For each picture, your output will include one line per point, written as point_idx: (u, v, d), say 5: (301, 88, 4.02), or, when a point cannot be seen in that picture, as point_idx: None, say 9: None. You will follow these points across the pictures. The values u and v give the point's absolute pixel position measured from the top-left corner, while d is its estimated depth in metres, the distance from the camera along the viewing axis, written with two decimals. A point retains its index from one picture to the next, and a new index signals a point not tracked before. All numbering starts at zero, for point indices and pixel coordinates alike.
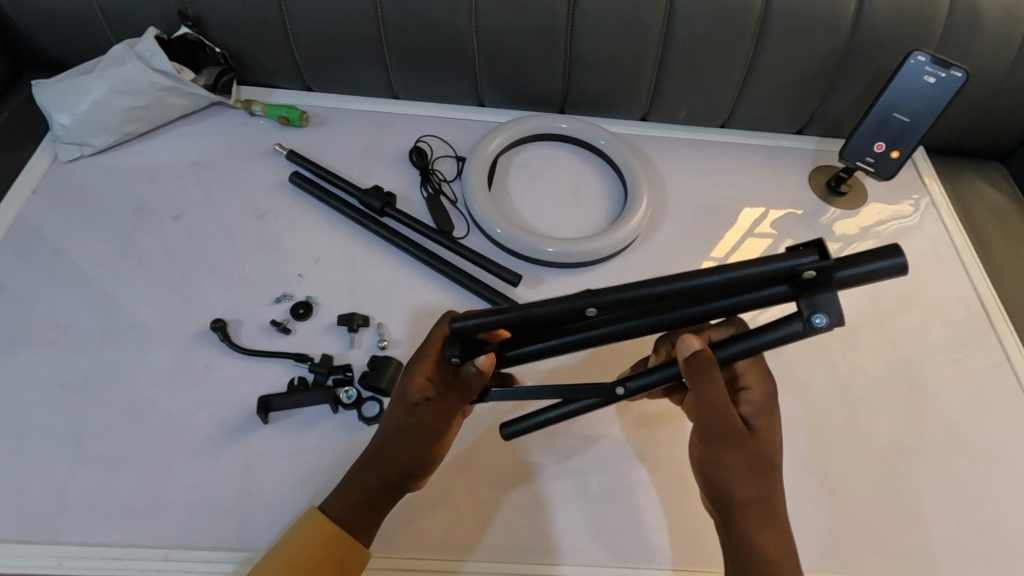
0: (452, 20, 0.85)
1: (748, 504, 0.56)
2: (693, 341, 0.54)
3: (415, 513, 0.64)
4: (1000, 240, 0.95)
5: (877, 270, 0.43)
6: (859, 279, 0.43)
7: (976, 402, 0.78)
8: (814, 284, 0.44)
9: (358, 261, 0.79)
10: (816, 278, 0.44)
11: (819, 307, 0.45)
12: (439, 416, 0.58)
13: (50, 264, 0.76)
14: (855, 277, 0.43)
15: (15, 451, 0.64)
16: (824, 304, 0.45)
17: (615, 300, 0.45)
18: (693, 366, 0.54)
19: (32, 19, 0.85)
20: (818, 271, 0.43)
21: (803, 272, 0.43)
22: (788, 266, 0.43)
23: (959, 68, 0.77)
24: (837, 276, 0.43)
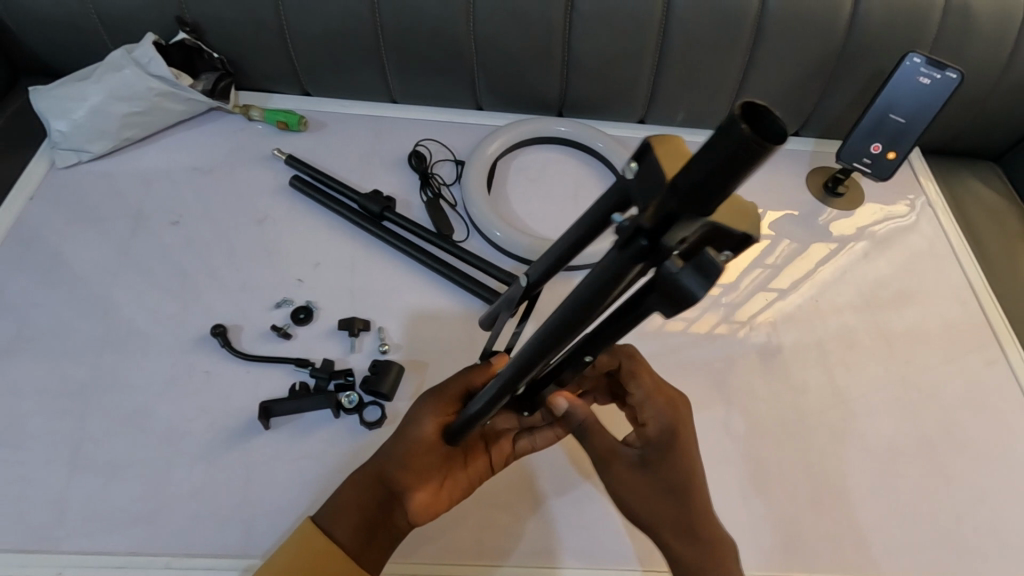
0: (449, 23, 0.85)
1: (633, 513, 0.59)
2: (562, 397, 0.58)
3: (437, 526, 0.63)
4: (995, 239, 0.95)
5: (707, 152, 0.26)
6: (686, 172, 0.28)
7: (974, 401, 0.79)
8: (643, 189, 0.31)
9: (357, 266, 0.79)
10: (638, 176, 0.32)
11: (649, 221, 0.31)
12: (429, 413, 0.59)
13: (48, 270, 0.75)
14: (683, 164, 0.28)
15: (13, 460, 0.63)
16: (652, 214, 0.30)
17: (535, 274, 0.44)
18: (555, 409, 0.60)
19: (28, 26, 0.85)
20: (641, 166, 0.32)
21: (630, 175, 0.33)
22: (622, 176, 0.34)
23: (954, 69, 0.78)
24: (662, 164, 0.30)
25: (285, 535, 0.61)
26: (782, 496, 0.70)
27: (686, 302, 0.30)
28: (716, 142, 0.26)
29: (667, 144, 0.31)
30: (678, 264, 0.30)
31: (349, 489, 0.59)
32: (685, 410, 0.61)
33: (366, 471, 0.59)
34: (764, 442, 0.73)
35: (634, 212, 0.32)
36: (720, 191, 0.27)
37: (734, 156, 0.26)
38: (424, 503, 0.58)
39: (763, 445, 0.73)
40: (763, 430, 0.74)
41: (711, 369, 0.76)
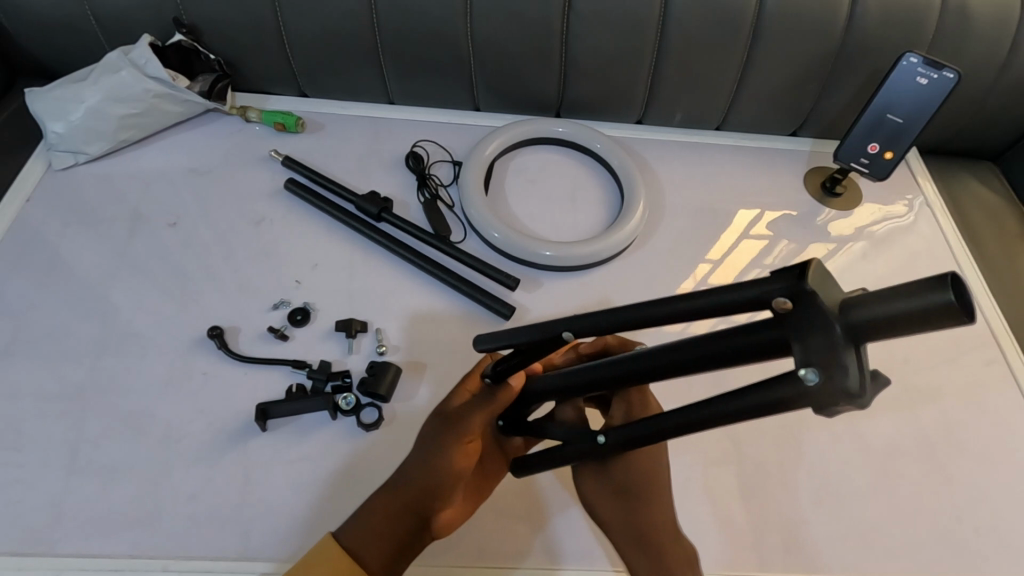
0: (447, 25, 0.85)
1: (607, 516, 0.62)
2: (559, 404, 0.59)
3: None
4: (994, 239, 0.95)
5: (908, 309, 0.32)
6: (877, 323, 0.33)
7: (972, 400, 0.79)
8: (809, 330, 0.36)
9: (354, 267, 0.79)
10: (797, 312, 0.36)
11: (809, 355, 0.35)
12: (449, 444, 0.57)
13: (44, 273, 0.75)
14: (875, 312, 0.33)
15: (9, 463, 0.63)
16: (819, 353, 0.35)
17: (585, 325, 0.46)
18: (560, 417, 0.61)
19: (25, 27, 0.85)
20: (795, 300, 0.36)
21: (778, 302, 0.37)
22: (754, 292, 0.38)
23: (951, 69, 0.78)
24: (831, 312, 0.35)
25: (283, 537, 0.61)
26: (780, 498, 0.70)
27: (846, 417, 0.35)
28: (922, 304, 0.32)
29: (816, 276, 0.36)
30: (827, 389, 0.34)
31: (382, 521, 0.55)
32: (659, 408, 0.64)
33: (397, 504, 0.55)
34: (763, 443, 0.73)
35: (797, 347, 0.36)
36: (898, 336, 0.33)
37: (940, 317, 0.31)
38: (450, 522, 0.57)
39: (762, 446, 0.72)
40: (762, 431, 0.73)
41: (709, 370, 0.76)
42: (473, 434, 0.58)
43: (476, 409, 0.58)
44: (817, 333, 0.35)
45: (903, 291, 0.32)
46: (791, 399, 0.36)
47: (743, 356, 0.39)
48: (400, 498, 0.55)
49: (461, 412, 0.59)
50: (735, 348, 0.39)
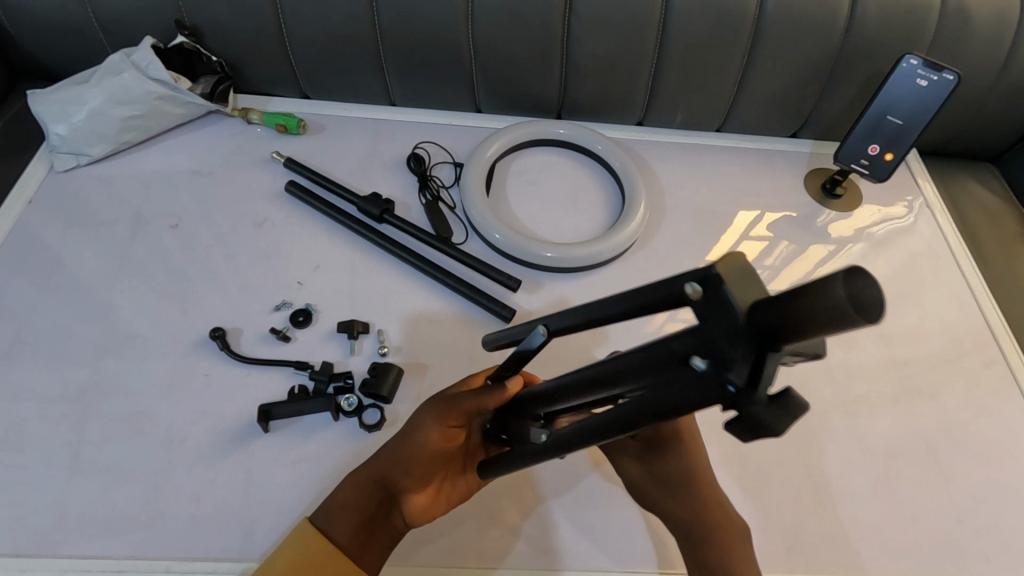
0: (448, 27, 0.85)
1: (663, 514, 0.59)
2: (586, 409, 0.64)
3: (438, 528, 0.63)
4: (994, 240, 0.96)
5: (796, 299, 0.30)
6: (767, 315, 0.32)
7: (971, 400, 0.79)
8: (713, 325, 0.34)
9: (356, 268, 0.79)
10: (707, 302, 0.35)
11: (712, 347, 0.34)
12: (426, 433, 0.56)
13: (46, 274, 0.75)
14: (770, 306, 0.31)
15: (12, 465, 0.63)
16: (720, 345, 0.34)
17: (562, 319, 0.44)
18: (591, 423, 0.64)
19: (27, 30, 0.85)
20: (705, 290, 0.35)
21: (691, 293, 0.35)
22: (675, 285, 0.37)
23: (950, 70, 0.79)
24: (732, 306, 0.33)
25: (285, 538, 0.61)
26: (782, 498, 0.70)
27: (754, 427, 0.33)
28: (808, 304, 0.29)
29: (730, 268, 0.35)
30: (714, 378, 0.34)
31: (354, 494, 0.57)
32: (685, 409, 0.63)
33: (370, 478, 0.58)
34: (764, 444, 0.73)
35: (702, 338, 0.35)
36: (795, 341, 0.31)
37: (823, 320, 0.29)
38: (422, 506, 0.58)
39: (762, 447, 0.73)
40: (762, 432, 0.74)
41: None
42: (455, 420, 0.56)
43: (467, 400, 0.54)
44: (720, 327, 0.34)
45: (795, 288, 0.30)
46: (693, 395, 0.34)
47: (670, 362, 0.37)
48: (373, 473, 0.58)
49: (456, 399, 0.55)
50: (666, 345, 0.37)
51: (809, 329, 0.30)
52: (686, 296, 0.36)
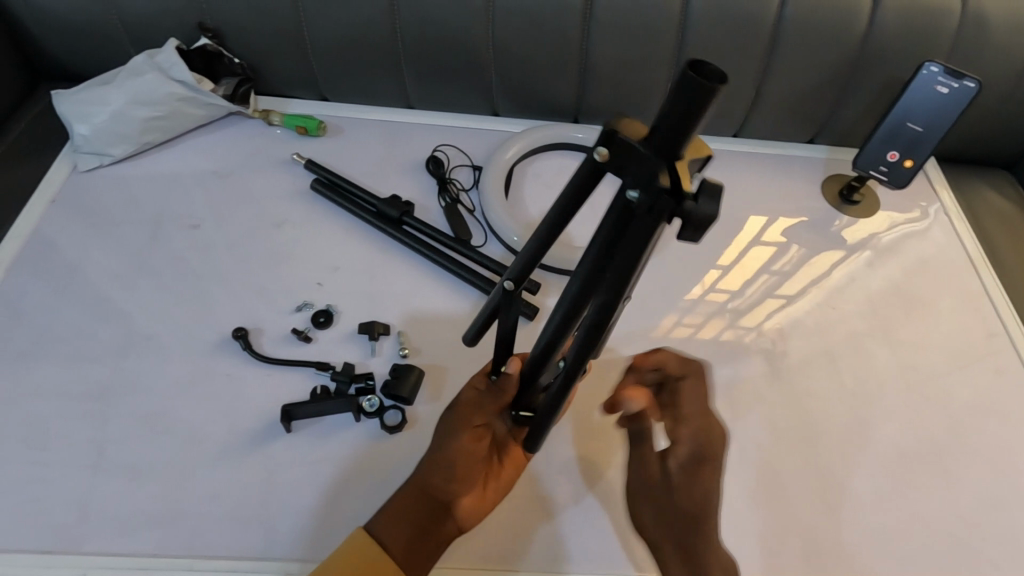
0: (467, 31, 0.86)
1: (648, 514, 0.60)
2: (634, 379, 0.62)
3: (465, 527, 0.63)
4: (1008, 247, 0.96)
5: (674, 108, 0.34)
6: (662, 128, 0.35)
7: (989, 408, 0.79)
8: (628, 167, 0.37)
9: (375, 269, 0.79)
10: (612, 158, 0.38)
11: (637, 182, 0.37)
12: (460, 436, 0.59)
13: (68, 273, 0.76)
14: (661, 120, 0.35)
15: (35, 462, 0.64)
16: (643, 175, 0.37)
17: (517, 270, 0.47)
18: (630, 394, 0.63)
19: (52, 32, 0.86)
20: (609, 149, 0.38)
21: (600, 158, 0.38)
22: (584, 164, 0.40)
23: (972, 78, 0.78)
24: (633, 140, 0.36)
25: (309, 537, 0.62)
26: (799, 501, 0.70)
27: (699, 219, 0.37)
28: (676, 95, 0.33)
29: (618, 123, 0.38)
30: (654, 197, 0.37)
31: (402, 506, 0.59)
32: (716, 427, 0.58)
33: (421, 491, 0.60)
34: (779, 448, 0.73)
35: (625, 182, 0.38)
36: (690, 136, 0.35)
37: (696, 99, 0.33)
38: (472, 506, 0.60)
39: (779, 451, 0.73)
40: (779, 436, 0.74)
41: (727, 375, 0.77)
42: (480, 419, 0.60)
43: (485, 399, 0.59)
44: (635, 165, 0.37)
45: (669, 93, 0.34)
46: (648, 220, 0.38)
47: (614, 222, 0.40)
48: (422, 484, 0.60)
49: (472, 402, 0.60)
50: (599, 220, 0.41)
51: (691, 107, 0.33)
52: (596, 164, 0.39)
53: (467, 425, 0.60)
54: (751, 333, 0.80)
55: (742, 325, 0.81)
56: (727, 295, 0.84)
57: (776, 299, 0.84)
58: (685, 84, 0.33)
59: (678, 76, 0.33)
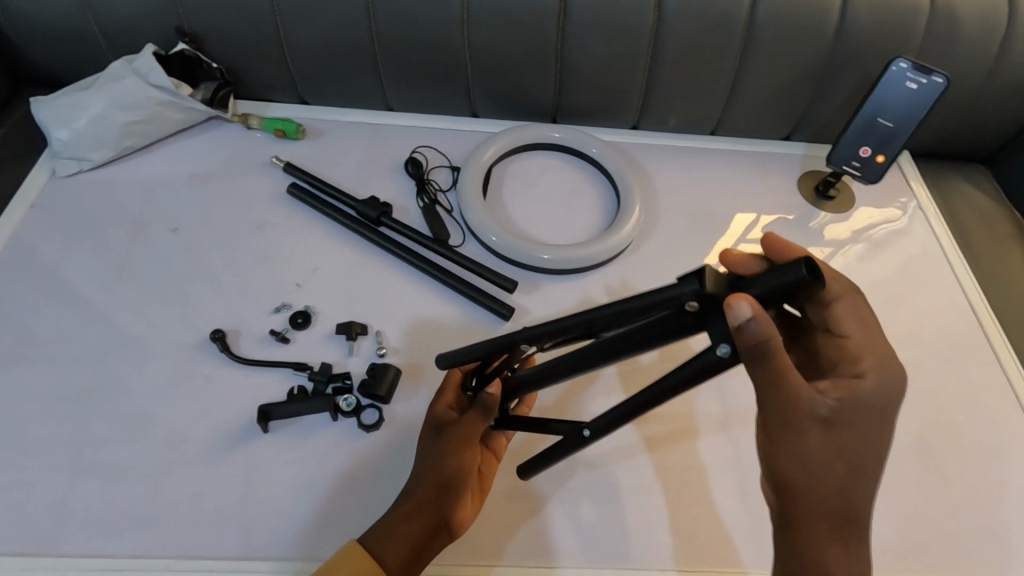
0: (444, 33, 0.86)
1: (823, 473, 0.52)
2: (748, 304, 0.45)
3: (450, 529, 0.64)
4: (985, 241, 0.97)
5: (774, 288, 0.46)
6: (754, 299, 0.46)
7: (964, 400, 0.80)
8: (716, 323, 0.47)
9: (353, 270, 0.80)
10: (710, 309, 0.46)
11: (721, 336, 0.47)
12: (456, 454, 0.59)
13: (49, 277, 0.76)
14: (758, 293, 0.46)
15: (14, 466, 0.64)
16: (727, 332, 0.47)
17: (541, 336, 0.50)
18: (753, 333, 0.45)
19: (31, 38, 0.87)
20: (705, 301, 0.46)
21: (693, 307, 0.46)
22: (674, 296, 0.46)
23: (940, 74, 0.79)
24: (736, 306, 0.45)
25: (290, 535, 0.62)
26: None
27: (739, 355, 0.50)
28: (788, 284, 0.45)
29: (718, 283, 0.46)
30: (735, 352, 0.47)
31: (402, 526, 0.56)
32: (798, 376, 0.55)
33: (426, 506, 0.57)
34: None
35: (712, 329, 0.47)
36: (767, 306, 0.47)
37: (790, 289, 0.46)
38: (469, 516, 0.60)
39: None
40: None
41: None
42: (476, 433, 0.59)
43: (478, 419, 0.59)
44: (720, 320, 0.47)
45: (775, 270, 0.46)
46: (713, 363, 0.48)
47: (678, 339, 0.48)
48: (425, 499, 0.58)
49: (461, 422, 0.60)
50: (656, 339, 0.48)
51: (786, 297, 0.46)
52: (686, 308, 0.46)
53: (465, 444, 0.59)
54: None
55: None
56: None
57: None
58: (795, 282, 0.45)
59: (794, 274, 0.45)
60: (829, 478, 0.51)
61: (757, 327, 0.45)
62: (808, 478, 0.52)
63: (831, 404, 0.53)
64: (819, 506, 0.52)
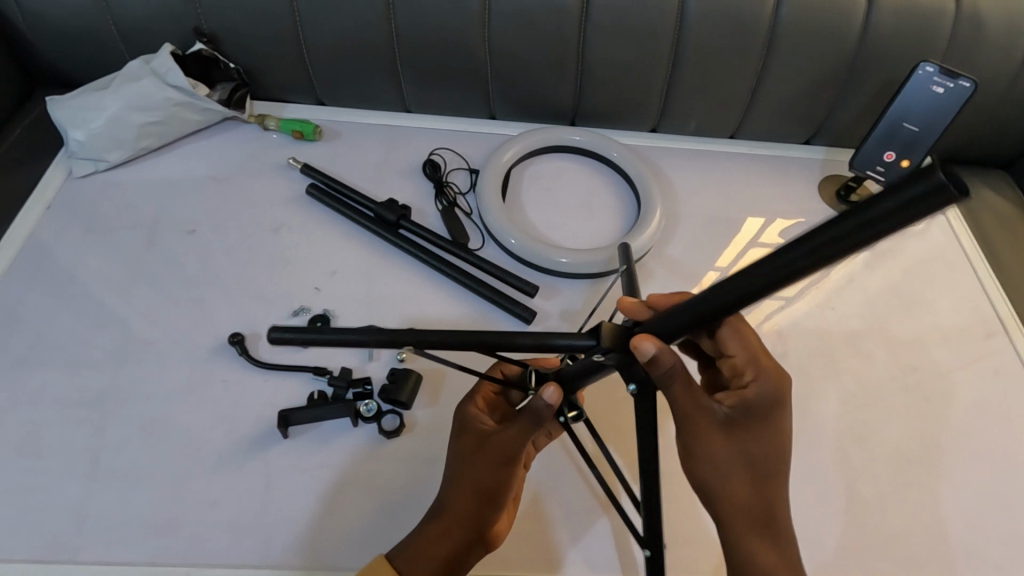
0: (463, 34, 0.85)
1: (777, 484, 0.54)
2: (649, 341, 0.50)
3: None
4: (1005, 247, 0.96)
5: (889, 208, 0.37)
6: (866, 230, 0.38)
7: (990, 406, 0.79)
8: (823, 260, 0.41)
9: (372, 273, 0.79)
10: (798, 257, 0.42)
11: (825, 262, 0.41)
12: (497, 470, 0.57)
13: (65, 279, 0.75)
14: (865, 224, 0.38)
15: (29, 470, 0.63)
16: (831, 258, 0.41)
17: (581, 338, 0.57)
18: (659, 364, 0.51)
19: (49, 39, 0.86)
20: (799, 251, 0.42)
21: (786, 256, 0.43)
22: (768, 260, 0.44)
23: (968, 78, 0.78)
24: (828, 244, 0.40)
25: (312, 542, 0.61)
26: (801, 501, 0.70)
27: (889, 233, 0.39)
28: (902, 202, 0.36)
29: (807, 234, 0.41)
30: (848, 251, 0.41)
31: (431, 546, 0.55)
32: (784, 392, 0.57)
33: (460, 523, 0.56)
34: None
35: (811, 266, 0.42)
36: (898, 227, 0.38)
37: (927, 203, 0.36)
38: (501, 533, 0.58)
39: None
40: None
41: None
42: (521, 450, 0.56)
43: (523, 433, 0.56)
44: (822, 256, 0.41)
45: (873, 212, 0.37)
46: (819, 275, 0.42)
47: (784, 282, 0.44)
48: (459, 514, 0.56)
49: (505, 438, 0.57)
50: (754, 294, 0.45)
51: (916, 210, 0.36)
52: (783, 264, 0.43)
53: (508, 460, 0.56)
54: None
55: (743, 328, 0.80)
56: None
57: (772, 301, 0.83)
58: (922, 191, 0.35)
59: (916, 184, 0.35)
60: (738, 493, 0.53)
61: (668, 364, 0.51)
62: (746, 493, 0.53)
63: (731, 415, 0.55)
64: (747, 514, 0.53)
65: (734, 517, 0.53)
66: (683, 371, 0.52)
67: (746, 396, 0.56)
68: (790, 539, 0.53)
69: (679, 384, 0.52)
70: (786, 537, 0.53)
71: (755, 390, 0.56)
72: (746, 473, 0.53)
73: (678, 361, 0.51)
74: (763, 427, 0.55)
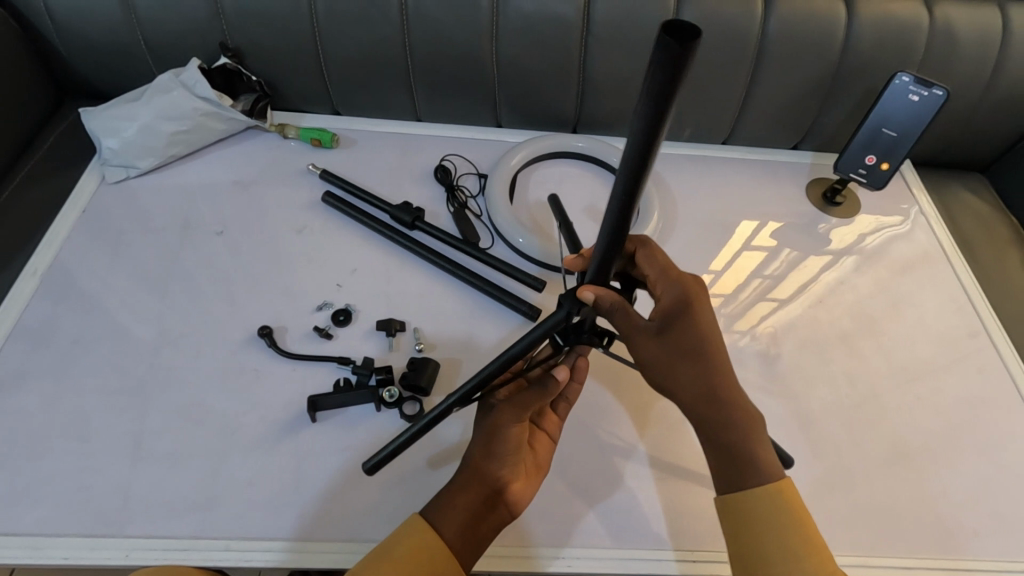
0: (473, 48, 0.91)
1: (720, 361, 0.61)
2: (587, 290, 0.59)
3: None
4: (983, 246, 1.02)
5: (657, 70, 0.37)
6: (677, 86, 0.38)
7: (973, 394, 0.83)
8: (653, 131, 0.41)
9: (390, 271, 0.84)
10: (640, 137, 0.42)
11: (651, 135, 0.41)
12: (513, 423, 0.64)
13: (103, 277, 0.80)
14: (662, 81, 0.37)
15: (77, 453, 0.67)
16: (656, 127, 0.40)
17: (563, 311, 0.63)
18: (602, 303, 0.59)
19: (85, 54, 0.92)
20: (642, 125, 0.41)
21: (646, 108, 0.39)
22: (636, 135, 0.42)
23: (941, 87, 0.84)
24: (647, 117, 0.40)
25: (341, 519, 0.65)
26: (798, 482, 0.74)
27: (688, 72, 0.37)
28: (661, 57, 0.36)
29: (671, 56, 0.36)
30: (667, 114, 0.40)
31: (459, 502, 0.60)
32: (692, 284, 0.65)
33: (481, 479, 0.61)
34: (779, 436, 0.77)
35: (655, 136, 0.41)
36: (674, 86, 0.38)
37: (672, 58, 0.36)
38: (519, 493, 0.63)
39: (779, 437, 0.77)
40: (779, 423, 0.78)
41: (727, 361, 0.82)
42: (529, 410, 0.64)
43: (532, 395, 0.64)
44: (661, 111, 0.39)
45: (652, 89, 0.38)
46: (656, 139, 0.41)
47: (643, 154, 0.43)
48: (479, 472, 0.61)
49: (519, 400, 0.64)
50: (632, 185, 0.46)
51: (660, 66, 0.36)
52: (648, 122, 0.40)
53: (519, 414, 0.64)
54: (746, 331, 0.84)
55: (739, 323, 0.85)
56: (720, 298, 0.87)
57: (765, 301, 0.88)
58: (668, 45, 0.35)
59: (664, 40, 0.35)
60: (689, 385, 0.60)
61: (607, 301, 0.59)
62: (699, 384, 0.60)
63: (657, 323, 0.63)
64: (708, 400, 0.60)
65: (696, 407, 0.60)
66: (619, 300, 0.60)
67: (664, 305, 0.64)
68: (746, 404, 0.61)
69: (617, 314, 0.60)
70: (741, 405, 0.61)
71: (666, 298, 0.64)
72: (690, 365, 0.61)
73: (613, 294, 0.59)
74: (687, 322, 0.62)
